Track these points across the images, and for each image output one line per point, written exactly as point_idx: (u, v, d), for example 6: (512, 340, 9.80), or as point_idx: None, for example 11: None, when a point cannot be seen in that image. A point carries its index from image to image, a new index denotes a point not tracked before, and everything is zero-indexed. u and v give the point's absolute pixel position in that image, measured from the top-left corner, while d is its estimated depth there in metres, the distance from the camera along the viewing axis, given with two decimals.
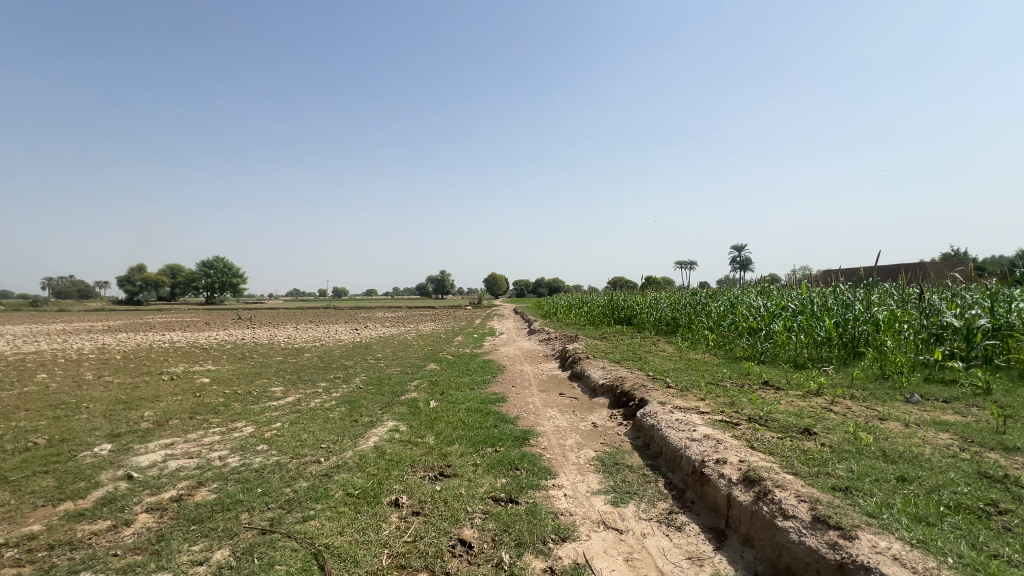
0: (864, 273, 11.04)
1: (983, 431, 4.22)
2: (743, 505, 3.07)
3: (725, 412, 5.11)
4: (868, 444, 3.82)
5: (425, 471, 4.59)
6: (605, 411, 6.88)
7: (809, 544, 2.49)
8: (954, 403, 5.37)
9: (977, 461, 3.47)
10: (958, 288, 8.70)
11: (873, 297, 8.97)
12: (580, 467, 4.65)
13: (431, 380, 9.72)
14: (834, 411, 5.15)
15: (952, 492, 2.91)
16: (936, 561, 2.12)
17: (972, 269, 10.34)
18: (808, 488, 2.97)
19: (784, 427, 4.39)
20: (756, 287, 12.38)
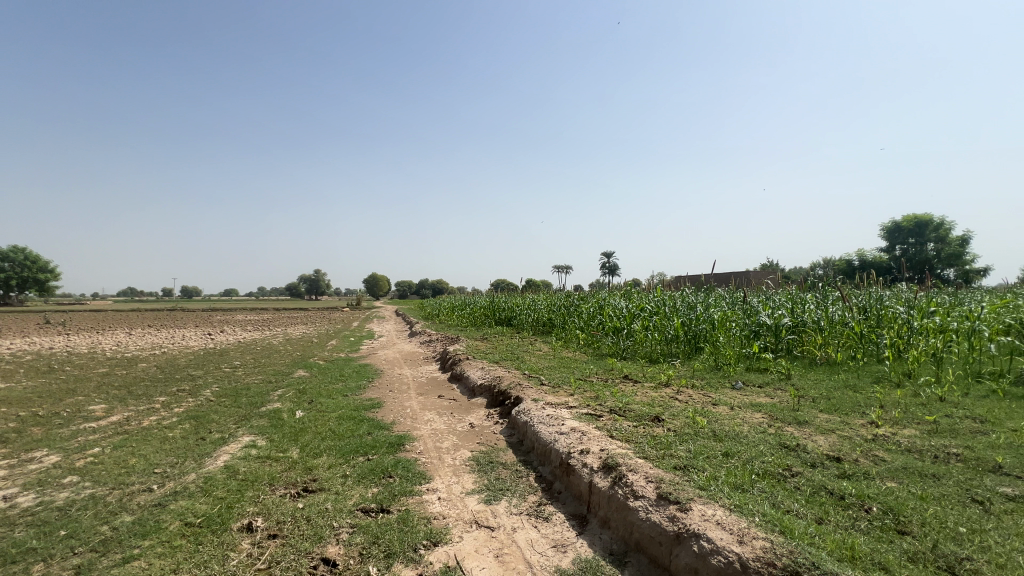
0: (704, 279, 12.86)
1: (785, 409, 5.19)
2: (602, 490, 3.34)
3: (590, 405, 5.53)
4: (702, 426, 4.44)
5: (287, 488, 4.19)
6: (483, 411, 7.00)
7: (653, 520, 2.79)
8: (766, 388, 6.52)
9: (779, 434, 4.25)
10: (770, 292, 10.58)
11: (711, 300, 10.48)
12: (455, 468, 4.65)
13: (298, 388, 8.93)
14: (679, 399, 5.90)
15: (761, 461, 3.51)
16: (747, 521, 2.53)
17: (780, 277, 12.69)
18: (654, 469, 3.33)
19: (638, 416, 4.90)
20: (621, 290, 13.67)
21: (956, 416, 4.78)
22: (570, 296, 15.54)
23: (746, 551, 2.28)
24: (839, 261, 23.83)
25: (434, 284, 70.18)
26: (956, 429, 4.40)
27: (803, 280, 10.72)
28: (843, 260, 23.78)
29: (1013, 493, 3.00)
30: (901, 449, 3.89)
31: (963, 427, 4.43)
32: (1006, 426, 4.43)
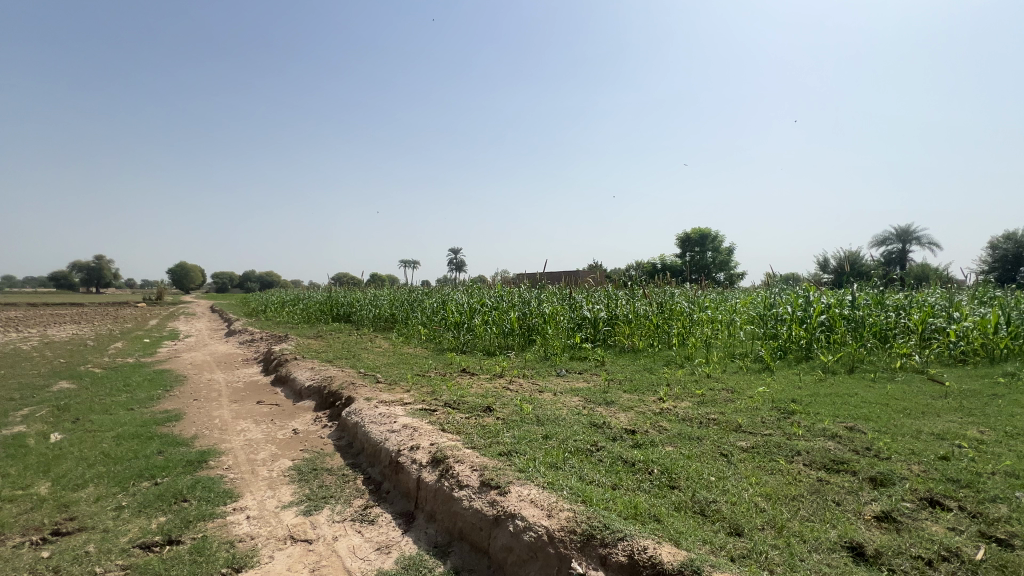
0: (538, 277, 13.94)
1: (597, 392, 5.92)
2: (429, 484, 3.35)
3: (426, 400, 5.52)
4: (528, 413, 4.79)
5: (26, 535, 3.24)
6: (310, 415, 6.44)
7: (475, 507, 2.90)
8: (584, 373, 7.37)
9: (590, 414, 4.82)
10: (592, 289, 11.96)
11: (544, 296, 11.38)
12: (271, 481, 4.17)
13: (56, 403, 7.01)
14: (510, 388, 6.28)
15: (574, 440, 3.93)
16: (557, 496, 2.78)
17: (599, 276, 14.45)
18: (480, 457, 3.46)
19: (471, 408, 5.05)
20: (463, 286, 13.98)
21: (716, 389, 6.04)
22: (413, 291, 15.29)
23: (554, 523, 2.51)
24: (647, 263, 28.16)
25: (260, 276, 62.08)
26: (715, 399, 5.56)
27: (618, 279, 12.37)
28: (650, 263, 28.25)
29: (746, 445, 3.91)
30: (678, 418, 4.76)
31: (720, 397, 5.62)
32: (746, 394, 5.76)
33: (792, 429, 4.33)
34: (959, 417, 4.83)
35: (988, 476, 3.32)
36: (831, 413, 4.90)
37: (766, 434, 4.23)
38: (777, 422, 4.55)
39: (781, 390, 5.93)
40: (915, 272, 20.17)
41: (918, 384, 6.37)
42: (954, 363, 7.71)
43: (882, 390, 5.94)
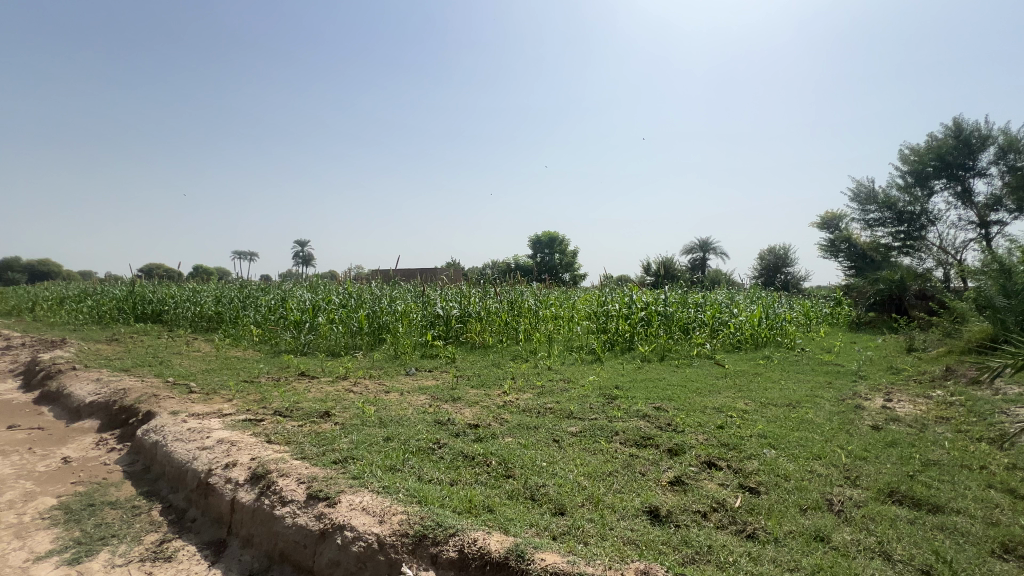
0: (392, 274, 13.46)
1: (445, 389, 5.93)
2: (245, 505, 2.95)
3: (251, 409, 4.88)
4: (370, 415, 4.56)
5: None
6: (90, 438, 5.18)
7: (299, 524, 2.65)
8: (434, 371, 7.32)
9: (436, 412, 4.79)
10: (445, 287, 11.96)
11: (396, 293, 11.02)
12: (22, 528, 3.24)
13: None
14: (354, 391, 5.91)
15: (416, 439, 3.85)
16: (391, 500, 2.69)
17: (454, 274, 14.59)
18: (309, 468, 3.17)
19: (306, 414, 4.62)
20: (307, 283, 12.78)
21: (555, 380, 6.54)
22: (244, 287, 13.46)
23: (384, 530, 2.42)
24: (502, 263, 29.34)
25: (27, 264, 48.38)
26: (553, 389, 6.01)
27: (472, 277, 12.59)
28: (504, 263, 29.48)
29: (575, 430, 4.31)
30: (519, 410, 5.02)
31: (557, 387, 6.10)
32: (579, 383, 6.36)
33: (613, 412, 4.90)
34: (732, 393, 6.04)
35: (747, 438, 4.20)
36: (644, 396, 5.68)
37: (592, 418, 4.71)
38: (602, 407, 5.11)
39: (608, 378, 6.69)
40: (709, 276, 24.73)
41: (707, 367, 7.79)
42: (732, 350, 9.63)
43: (683, 374, 7.12)
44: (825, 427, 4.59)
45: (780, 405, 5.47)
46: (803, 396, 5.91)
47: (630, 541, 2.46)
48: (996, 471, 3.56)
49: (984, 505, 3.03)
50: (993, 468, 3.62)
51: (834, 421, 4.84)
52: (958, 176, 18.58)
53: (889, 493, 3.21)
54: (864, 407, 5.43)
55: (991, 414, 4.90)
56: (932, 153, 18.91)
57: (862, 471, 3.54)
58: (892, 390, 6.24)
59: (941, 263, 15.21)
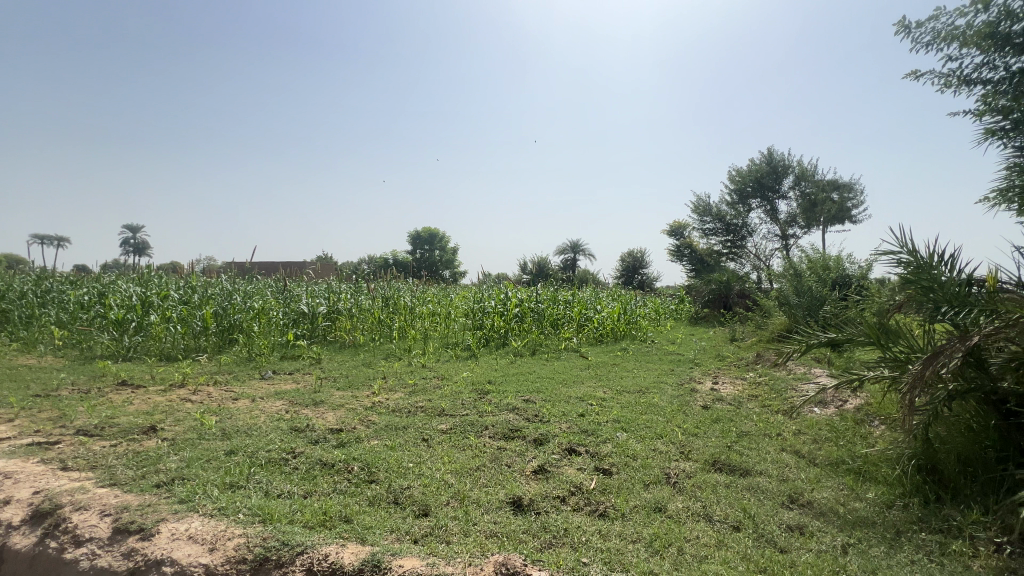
0: (248, 267, 11.97)
1: (306, 393, 5.43)
2: (21, 553, 2.38)
3: (42, 431, 3.90)
4: (209, 427, 3.96)
5: None
6: None
7: (101, 566, 2.19)
8: (294, 374, 6.67)
9: (293, 419, 4.35)
10: (312, 282, 11.00)
11: (252, 288, 9.83)
12: None
13: None
14: (192, 400, 5.10)
15: (266, 451, 3.44)
16: (228, 522, 2.36)
17: (323, 270, 13.55)
18: (120, 496, 2.63)
19: (122, 431, 3.84)
20: (135, 275, 10.74)
21: (428, 378, 6.42)
22: (42, 279, 10.80)
23: (216, 558, 2.11)
24: (378, 259, 28.05)
25: None
26: (425, 387, 5.89)
27: (342, 271, 11.78)
28: (380, 259, 28.23)
29: (445, 427, 4.26)
30: (388, 411, 4.81)
31: (429, 385, 5.99)
32: (452, 380, 6.32)
33: (484, 407, 4.96)
34: (593, 382, 6.54)
35: (604, 424, 4.58)
36: (515, 390, 5.86)
37: (464, 414, 4.71)
38: (473, 403, 5.14)
39: (481, 374, 6.77)
40: (579, 276, 26.61)
41: (574, 360, 8.33)
42: (596, 343, 10.47)
43: (551, 367, 7.52)
44: (667, 409, 5.21)
45: (632, 392, 6.07)
46: (651, 382, 6.65)
47: (492, 534, 2.49)
48: (787, 436, 4.39)
49: (778, 465, 3.70)
50: (785, 434, 4.45)
51: (674, 403, 5.52)
52: (768, 197, 22.63)
53: (712, 462, 3.75)
54: (697, 390, 6.29)
55: (785, 390, 6.04)
56: (750, 177, 22.75)
57: (693, 446, 4.09)
58: (718, 375, 7.35)
59: (756, 267, 18.37)
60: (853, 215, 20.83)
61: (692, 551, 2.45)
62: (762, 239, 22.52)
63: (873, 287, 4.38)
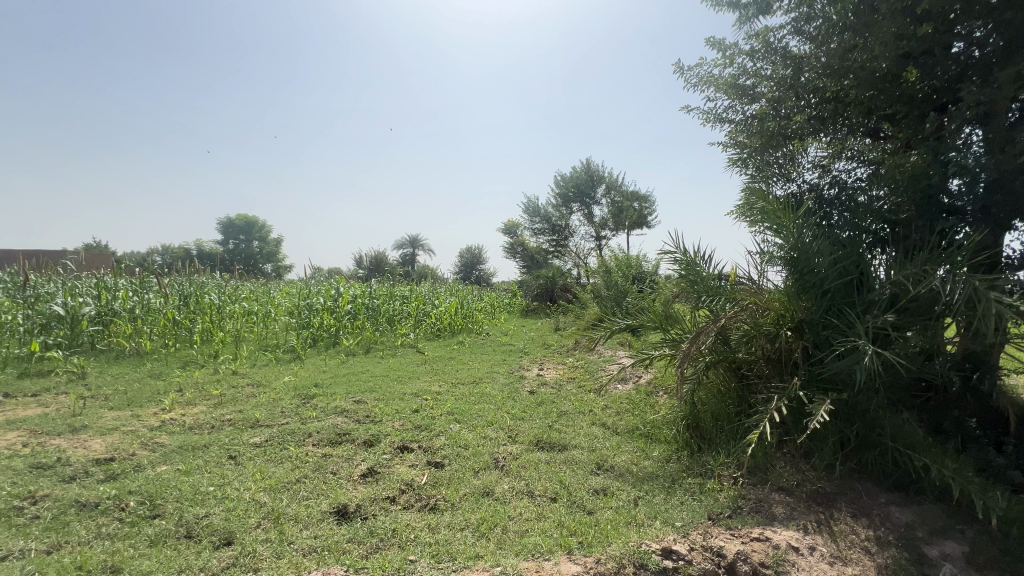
0: None
1: (60, 418, 4.22)
2: None
3: None
4: None
5: None
6: None
7: None
8: (41, 395, 5.13)
9: (36, 453, 3.34)
10: (72, 276, 8.59)
11: None
12: None
13: None
14: None
15: None
16: None
17: (90, 262, 10.65)
18: None
19: None
20: None
21: (240, 386, 5.60)
22: None
23: None
24: (176, 250, 23.42)
25: None
26: (236, 397, 5.12)
27: (120, 262, 9.48)
28: (179, 250, 23.64)
29: (258, 440, 3.76)
30: (183, 428, 4.04)
31: (242, 394, 5.23)
32: (271, 386, 5.63)
33: (308, 413, 4.54)
34: (429, 377, 6.53)
35: (438, 418, 4.60)
36: (345, 391, 5.49)
37: (283, 423, 4.23)
38: (296, 409, 4.67)
39: (306, 377, 6.18)
40: (418, 271, 26.27)
41: (410, 356, 8.19)
42: (433, 338, 10.49)
43: (386, 365, 7.27)
44: (497, 397, 5.50)
45: (466, 383, 6.24)
46: (485, 373, 6.93)
47: (311, 550, 2.29)
48: (597, 411, 5.03)
49: (588, 438, 4.21)
50: (595, 410, 5.09)
51: (505, 391, 5.86)
52: (586, 203, 25.51)
53: (535, 442, 4.08)
54: (525, 377, 6.80)
55: (596, 371, 6.92)
56: (571, 184, 25.35)
57: (519, 429, 4.39)
58: (543, 362, 8.05)
59: (576, 264, 20.61)
60: (648, 222, 24.94)
61: (515, 528, 2.62)
62: (581, 239, 25.41)
63: (659, 283, 5.27)
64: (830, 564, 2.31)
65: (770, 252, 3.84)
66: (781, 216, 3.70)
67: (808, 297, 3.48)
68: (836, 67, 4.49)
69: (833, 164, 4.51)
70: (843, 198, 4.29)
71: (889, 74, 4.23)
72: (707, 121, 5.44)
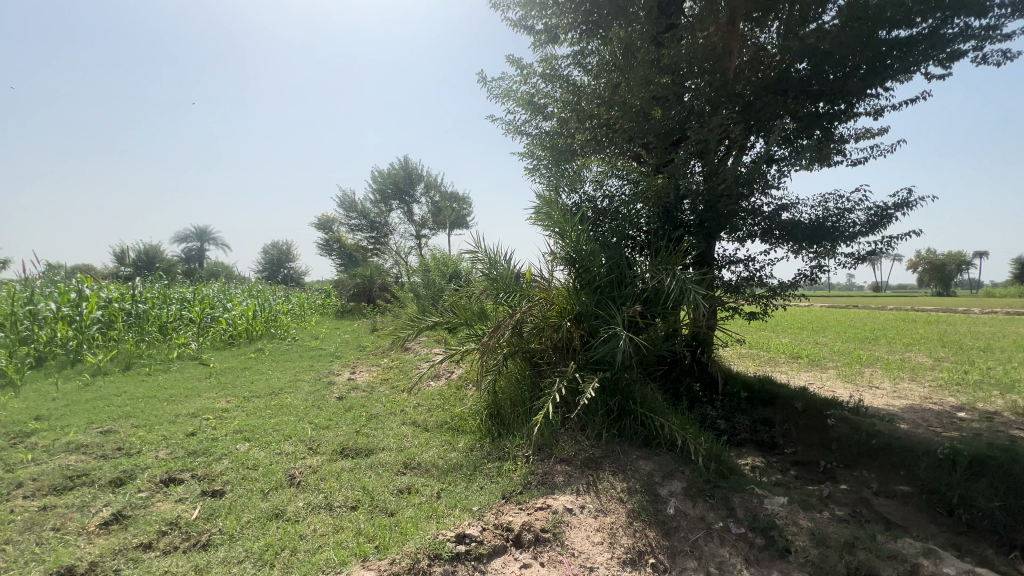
0: None
1: None
2: None
3: None
4: None
5: None
6: None
7: None
8: None
9: None
10: None
11: None
12: None
13: None
14: None
15: None
16: None
17: None
18: None
19: None
20: None
21: None
22: None
23: None
24: None
25: None
26: None
27: None
28: None
29: None
30: None
31: None
32: None
33: (21, 455, 3.43)
34: (214, 393, 5.58)
35: (220, 439, 3.97)
36: (87, 421, 4.32)
37: None
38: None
39: (23, 408, 4.66)
40: (206, 269, 22.19)
41: (190, 370, 6.86)
42: (224, 347, 9.01)
43: (154, 383, 5.97)
44: (300, 408, 5.02)
45: (262, 396, 5.53)
46: (287, 382, 6.25)
47: None
48: (408, 411, 5.00)
49: (397, 439, 4.15)
50: (406, 409, 5.06)
51: (309, 400, 5.38)
52: (405, 201, 24.95)
53: (339, 451, 3.85)
54: (334, 383, 6.35)
55: (410, 370, 6.88)
56: (389, 181, 24.51)
57: (322, 439, 4.08)
58: (356, 365, 7.64)
59: (395, 263, 20.14)
60: (467, 223, 25.88)
61: (306, 547, 2.42)
62: (401, 237, 24.95)
63: (468, 281, 5.51)
64: (595, 517, 2.74)
65: (556, 253, 4.36)
66: (565, 223, 4.26)
67: (586, 292, 4.08)
68: (606, 99, 5.34)
69: (605, 181, 5.33)
70: (610, 209, 5.13)
71: (642, 110, 5.13)
72: (508, 132, 5.89)
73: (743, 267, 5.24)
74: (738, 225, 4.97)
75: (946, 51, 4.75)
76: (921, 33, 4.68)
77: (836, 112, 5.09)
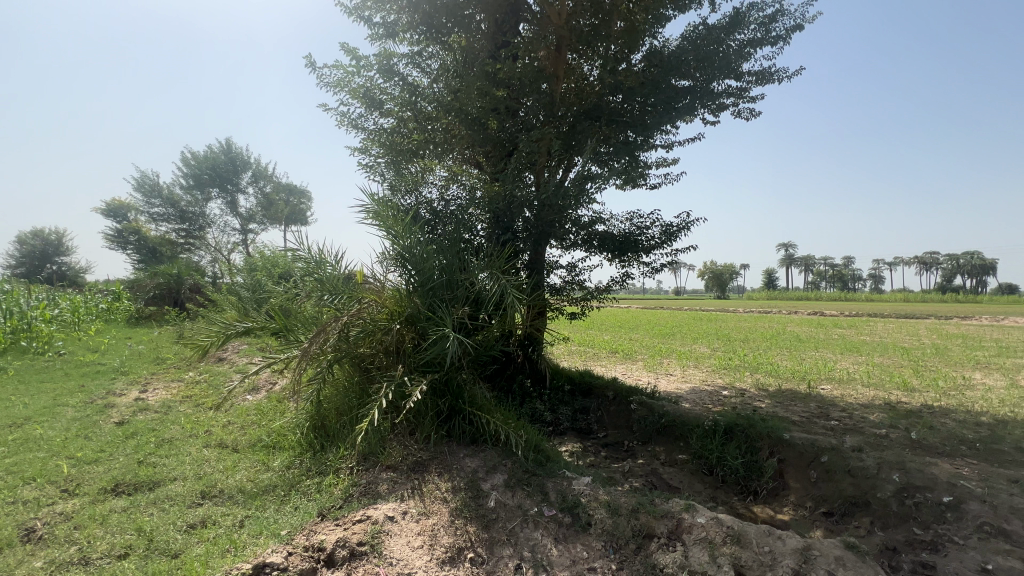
0: None
1: None
2: None
3: None
4: None
5: None
6: None
7: None
8: None
9: None
10: None
11: None
12: None
13: None
14: None
15: None
16: None
17: None
18: None
19: None
20: None
21: None
22: None
23: None
24: None
25: None
26: None
27: None
28: None
29: None
30: None
31: None
32: None
33: None
34: None
35: None
36: None
37: None
38: None
39: None
40: None
41: None
42: None
43: None
44: (56, 440, 3.95)
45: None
46: (40, 409, 4.88)
47: None
48: (214, 431, 4.32)
49: (194, 465, 3.55)
50: (211, 430, 4.35)
51: (71, 430, 4.26)
52: (227, 190, 21.68)
53: (109, 489, 3.13)
54: (114, 405, 5.16)
55: (223, 384, 5.95)
56: (205, 166, 21.05)
57: (84, 477, 3.27)
58: (149, 381, 6.33)
59: (212, 261, 17.33)
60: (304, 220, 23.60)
61: None
62: (221, 231, 21.61)
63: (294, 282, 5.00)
64: (416, 521, 2.71)
65: (388, 254, 4.23)
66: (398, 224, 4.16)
67: (418, 295, 4.04)
68: (445, 102, 5.39)
69: (442, 184, 5.37)
70: (447, 212, 5.18)
71: (479, 119, 5.31)
72: (342, 124, 5.55)
73: (565, 272, 5.78)
74: (560, 234, 5.47)
75: (714, 102, 5.93)
76: (698, 85, 5.76)
77: (639, 141, 5.96)
